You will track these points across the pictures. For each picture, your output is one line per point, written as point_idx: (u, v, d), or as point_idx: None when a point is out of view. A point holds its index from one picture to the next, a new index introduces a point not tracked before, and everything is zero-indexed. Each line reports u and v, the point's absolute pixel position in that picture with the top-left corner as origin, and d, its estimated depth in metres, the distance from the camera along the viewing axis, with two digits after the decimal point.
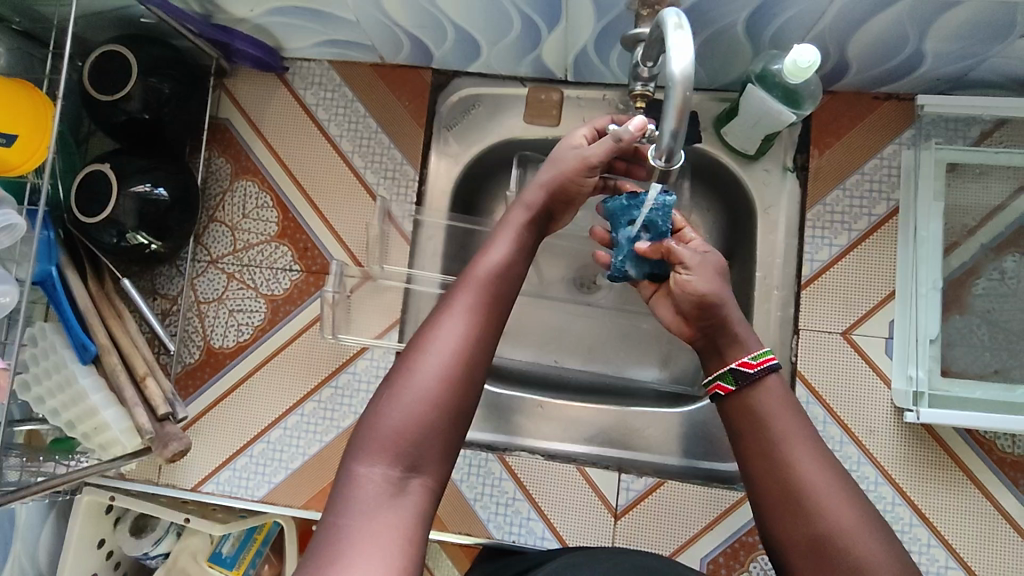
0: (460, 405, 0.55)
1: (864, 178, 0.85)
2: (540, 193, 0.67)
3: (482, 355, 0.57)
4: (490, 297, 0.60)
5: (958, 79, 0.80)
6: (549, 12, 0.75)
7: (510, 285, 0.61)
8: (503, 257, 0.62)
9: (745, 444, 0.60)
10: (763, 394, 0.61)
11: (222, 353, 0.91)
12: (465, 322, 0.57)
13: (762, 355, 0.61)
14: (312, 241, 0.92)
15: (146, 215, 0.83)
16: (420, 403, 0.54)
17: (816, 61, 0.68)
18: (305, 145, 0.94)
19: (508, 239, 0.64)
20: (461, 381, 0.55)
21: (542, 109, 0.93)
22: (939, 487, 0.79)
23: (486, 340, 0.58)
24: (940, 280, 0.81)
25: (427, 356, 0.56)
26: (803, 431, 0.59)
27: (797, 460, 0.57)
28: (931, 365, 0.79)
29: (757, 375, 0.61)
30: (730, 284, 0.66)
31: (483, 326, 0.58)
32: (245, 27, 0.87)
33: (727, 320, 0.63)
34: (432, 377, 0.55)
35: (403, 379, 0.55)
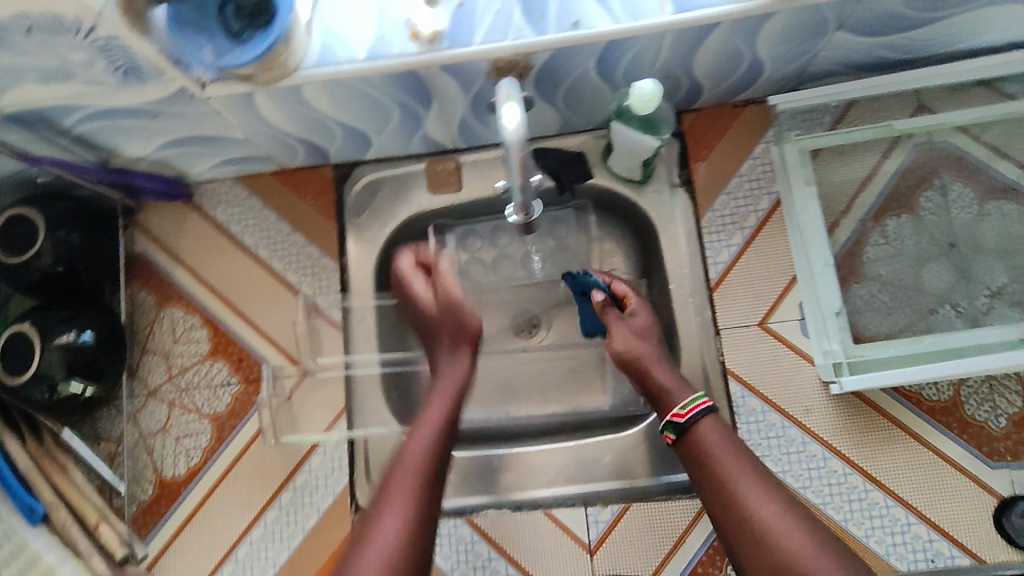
0: (412, 551, 0.63)
1: (743, 179, 0.92)
2: (453, 387, 0.77)
3: (423, 515, 0.66)
4: (424, 488, 0.68)
5: (801, 76, 0.88)
6: (420, 95, 0.80)
7: (443, 463, 0.71)
8: (426, 443, 0.70)
9: (706, 492, 0.66)
10: (706, 437, 0.69)
11: (175, 483, 0.90)
12: (410, 485, 0.67)
13: (689, 404, 0.71)
14: (245, 350, 0.94)
15: (75, 363, 0.84)
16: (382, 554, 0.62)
17: (656, 90, 0.75)
18: (222, 260, 0.97)
19: (427, 429, 0.72)
20: (418, 510, 0.66)
21: (442, 179, 0.99)
22: (883, 448, 0.83)
23: (430, 516, 0.67)
24: (830, 256, 0.87)
25: (377, 547, 0.63)
26: (750, 468, 0.65)
27: (744, 497, 0.63)
28: (843, 335, 0.84)
29: (690, 422, 0.70)
30: (655, 339, 0.80)
31: (429, 474, 0.69)
32: (143, 164, 0.91)
33: (649, 373, 0.77)
34: (382, 552, 0.62)
35: (366, 531, 0.64)
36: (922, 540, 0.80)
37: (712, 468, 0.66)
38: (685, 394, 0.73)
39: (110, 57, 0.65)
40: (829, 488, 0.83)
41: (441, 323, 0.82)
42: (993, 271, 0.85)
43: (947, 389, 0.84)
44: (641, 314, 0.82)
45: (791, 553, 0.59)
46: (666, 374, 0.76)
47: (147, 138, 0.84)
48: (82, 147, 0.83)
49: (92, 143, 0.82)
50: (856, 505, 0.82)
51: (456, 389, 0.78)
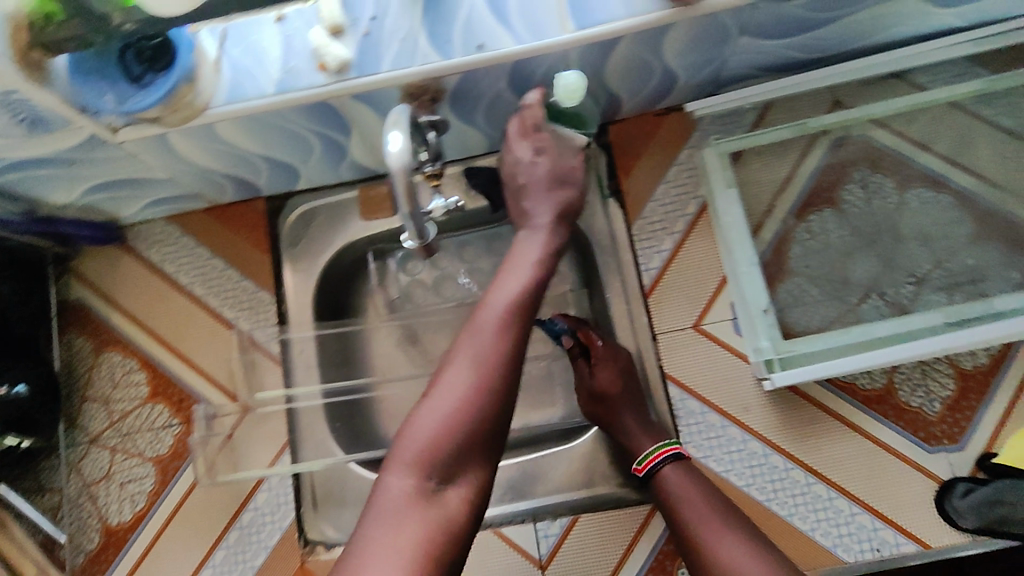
0: (492, 406, 0.60)
1: (669, 186, 0.93)
2: (541, 253, 0.71)
3: (501, 377, 0.61)
4: (509, 328, 0.63)
5: (716, 81, 0.89)
6: (338, 125, 0.81)
7: (534, 303, 0.66)
8: (518, 290, 0.66)
9: (674, 534, 0.75)
10: (668, 486, 0.77)
11: (121, 530, 0.89)
12: (498, 332, 0.63)
13: (644, 459, 0.79)
14: (185, 390, 0.93)
15: (9, 417, 0.83)
16: (454, 401, 0.60)
17: (580, 81, 0.78)
18: (159, 301, 0.96)
19: (519, 275, 0.67)
20: (506, 353, 0.62)
21: (376, 205, 0.99)
22: (821, 440, 0.84)
23: (513, 356, 0.62)
24: (756, 255, 0.88)
25: (441, 394, 0.60)
26: (710, 511, 0.73)
27: (709, 538, 0.71)
28: (772, 332, 0.85)
29: (649, 474, 0.79)
30: (621, 390, 0.84)
31: (520, 324, 0.64)
32: (70, 211, 0.90)
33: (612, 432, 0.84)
34: (444, 409, 0.59)
35: (441, 373, 0.62)
36: (867, 530, 0.81)
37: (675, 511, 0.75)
38: (644, 446, 0.81)
39: (13, 108, 0.65)
40: (772, 485, 0.83)
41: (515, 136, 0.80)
42: (916, 258, 0.87)
43: (881, 378, 0.85)
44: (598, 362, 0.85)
45: None
46: (631, 419, 0.82)
47: (69, 185, 0.83)
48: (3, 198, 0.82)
49: (12, 193, 0.82)
50: (800, 500, 0.82)
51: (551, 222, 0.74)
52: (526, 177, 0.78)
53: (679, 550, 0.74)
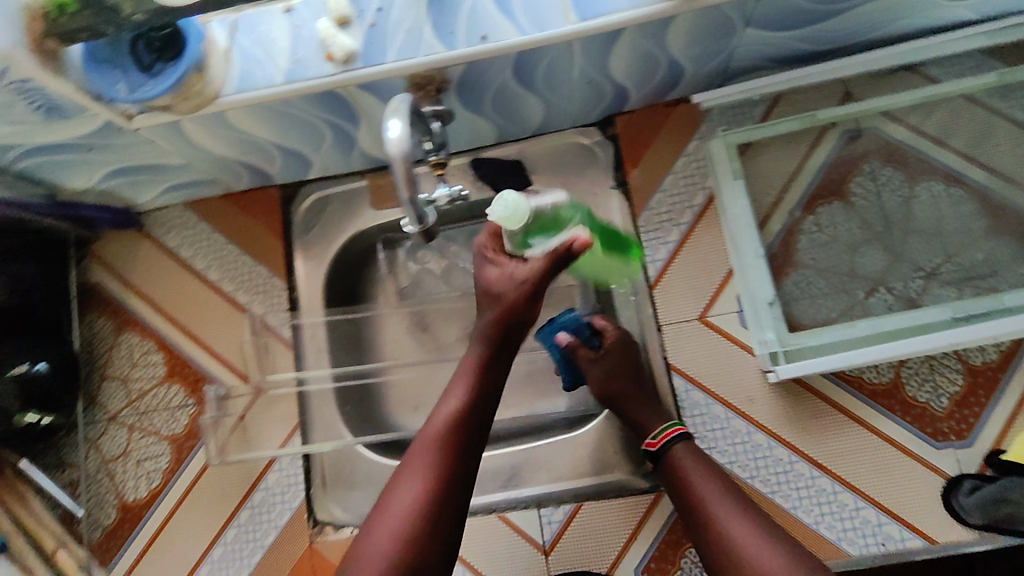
0: (426, 533, 0.64)
1: (677, 176, 0.93)
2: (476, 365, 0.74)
3: (435, 502, 0.65)
4: (441, 451, 0.68)
5: (724, 72, 0.89)
6: (347, 114, 0.83)
7: (470, 429, 0.70)
8: (452, 409, 0.70)
9: (685, 516, 0.72)
10: (683, 466, 0.74)
11: (137, 506, 0.92)
12: (425, 468, 0.67)
13: (659, 434, 0.78)
14: (200, 371, 0.96)
15: (30, 394, 0.86)
16: (389, 531, 0.64)
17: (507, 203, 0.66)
18: (175, 285, 0.99)
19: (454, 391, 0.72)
20: (439, 478, 0.66)
21: (385, 193, 1.01)
22: (825, 434, 0.83)
23: (448, 481, 0.67)
24: (762, 248, 0.87)
25: (383, 525, 0.65)
26: (725, 494, 0.70)
27: (725, 519, 0.68)
28: (777, 326, 0.85)
29: (662, 450, 0.77)
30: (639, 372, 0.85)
31: (452, 451, 0.68)
32: (91, 195, 0.93)
33: (629, 408, 0.82)
34: (386, 537, 0.64)
35: (380, 510, 0.66)
36: (872, 524, 0.80)
37: (688, 495, 0.72)
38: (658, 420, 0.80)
39: (29, 98, 0.67)
40: (776, 477, 0.83)
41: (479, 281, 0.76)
42: (926, 252, 0.86)
43: (887, 372, 0.84)
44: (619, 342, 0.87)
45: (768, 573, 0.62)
46: (644, 411, 0.82)
47: (89, 171, 0.86)
48: (27, 183, 0.85)
49: (35, 178, 0.85)
50: (804, 493, 0.82)
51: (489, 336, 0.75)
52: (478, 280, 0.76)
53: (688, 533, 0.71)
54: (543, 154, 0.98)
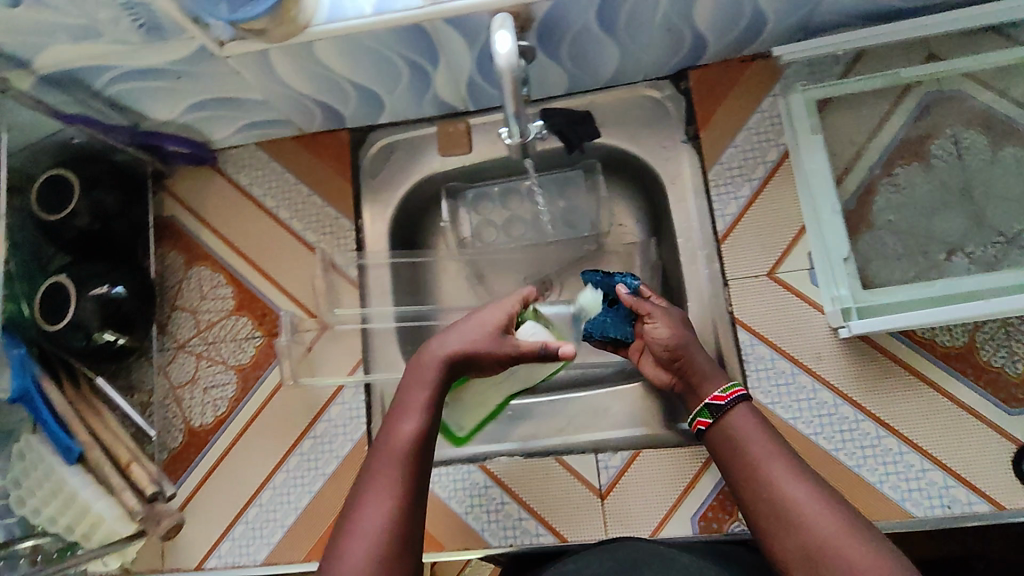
0: (402, 551, 0.57)
1: (750, 133, 0.92)
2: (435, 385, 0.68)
3: (410, 517, 0.59)
4: (408, 469, 0.61)
5: (807, 26, 0.87)
6: (428, 52, 0.83)
7: (429, 448, 0.64)
8: (415, 427, 0.64)
9: (730, 471, 0.68)
10: (737, 419, 0.70)
11: (203, 431, 0.95)
12: (392, 486, 0.60)
13: (729, 388, 0.72)
14: (267, 305, 0.98)
15: (108, 314, 0.88)
16: (363, 548, 0.56)
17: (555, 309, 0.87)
18: (245, 221, 1.01)
19: (416, 410, 0.66)
20: (408, 497, 0.60)
21: (454, 141, 1.02)
22: (893, 394, 0.82)
23: (416, 501, 0.60)
24: (839, 204, 0.86)
25: (357, 541, 0.56)
26: (778, 447, 0.66)
27: (775, 474, 0.64)
28: (852, 282, 0.83)
29: (729, 405, 0.71)
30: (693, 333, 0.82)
31: (418, 471, 0.62)
32: (172, 128, 0.95)
33: (691, 360, 0.77)
34: (362, 552, 0.55)
35: (345, 530, 0.58)
36: (938, 486, 0.79)
37: (740, 451, 0.67)
38: (719, 381, 0.74)
39: (133, 13, 0.69)
40: (840, 434, 0.82)
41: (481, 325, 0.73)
42: (1009, 217, 0.84)
43: (961, 335, 0.83)
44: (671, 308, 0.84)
45: (825, 530, 0.58)
46: (705, 359, 0.78)
47: (173, 101, 0.88)
48: (113, 110, 0.88)
49: (122, 105, 0.87)
50: (869, 451, 0.82)
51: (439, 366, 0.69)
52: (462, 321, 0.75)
53: (732, 491, 0.67)
54: (614, 107, 0.98)
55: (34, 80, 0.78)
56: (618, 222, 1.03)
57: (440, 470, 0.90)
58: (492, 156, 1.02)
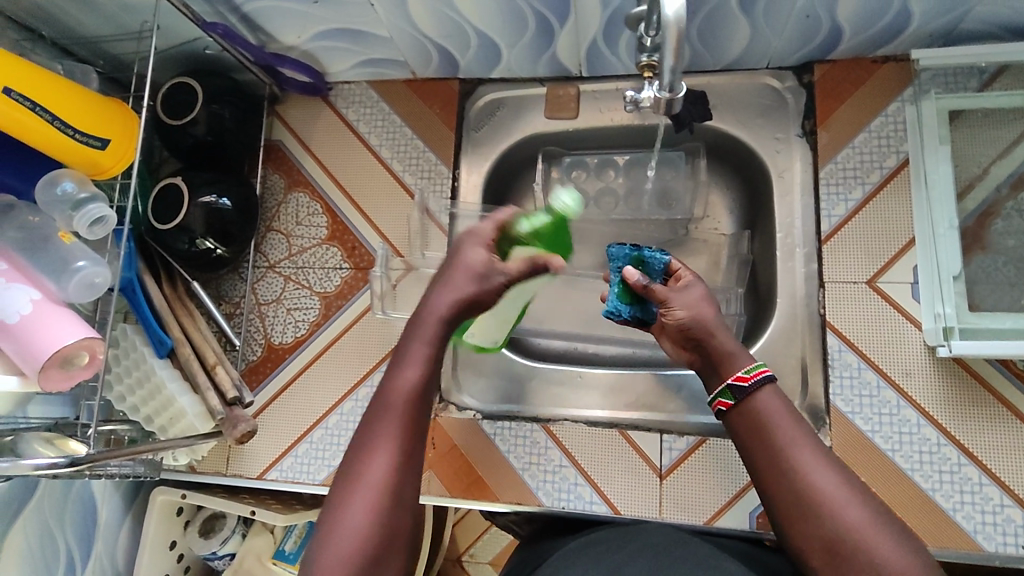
0: (404, 501, 0.57)
1: (871, 136, 0.89)
2: (439, 331, 0.65)
3: (414, 467, 0.59)
4: (413, 419, 0.61)
5: (951, 32, 0.84)
6: (559, 8, 0.82)
7: (430, 398, 0.63)
8: (419, 375, 0.62)
9: (750, 454, 0.64)
10: (763, 402, 0.65)
11: (281, 348, 0.99)
12: (395, 446, 0.59)
13: (755, 368, 0.67)
14: (358, 240, 1.01)
15: (213, 223, 0.92)
16: (364, 502, 0.56)
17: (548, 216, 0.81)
18: (347, 156, 1.04)
19: (420, 356, 0.63)
20: (410, 447, 0.59)
21: (561, 104, 1.01)
22: (981, 423, 0.79)
23: (419, 449, 0.60)
24: (957, 220, 0.81)
25: (359, 493, 0.56)
26: (806, 433, 0.63)
27: (804, 461, 0.61)
28: (959, 301, 0.79)
29: (752, 388, 0.66)
30: (716, 309, 0.74)
31: (422, 418, 0.61)
32: (294, 53, 0.98)
33: (709, 341, 0.70)
34: (366, 504, 0.56)
35: (348, 487, 0.57)
36: (1015, 525, 0.77)
37: (763, 435, 0.63)
38: (744, 361, 0.68)
39: None
40: (918, 456, 0.80)
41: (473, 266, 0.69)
42: None
43: None
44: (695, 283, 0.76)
45: (853, 526, 0.56)
46: (732, 339, 0.70)
47: (302, 26, 0.91)
48: (246, 27, 0.90)
49: (254, 23, 0.90)
50: (947, 477, 0.79)
51: (447, 309, 0.66)
52: (460, 257, 0.70)
53: (750, 476, 0.64)
54: (729, 91, 0.96)
55: None
56: (712, 210, 1.02)
57: (504, 423, 0.91)
58: (597, 125, 1.01)
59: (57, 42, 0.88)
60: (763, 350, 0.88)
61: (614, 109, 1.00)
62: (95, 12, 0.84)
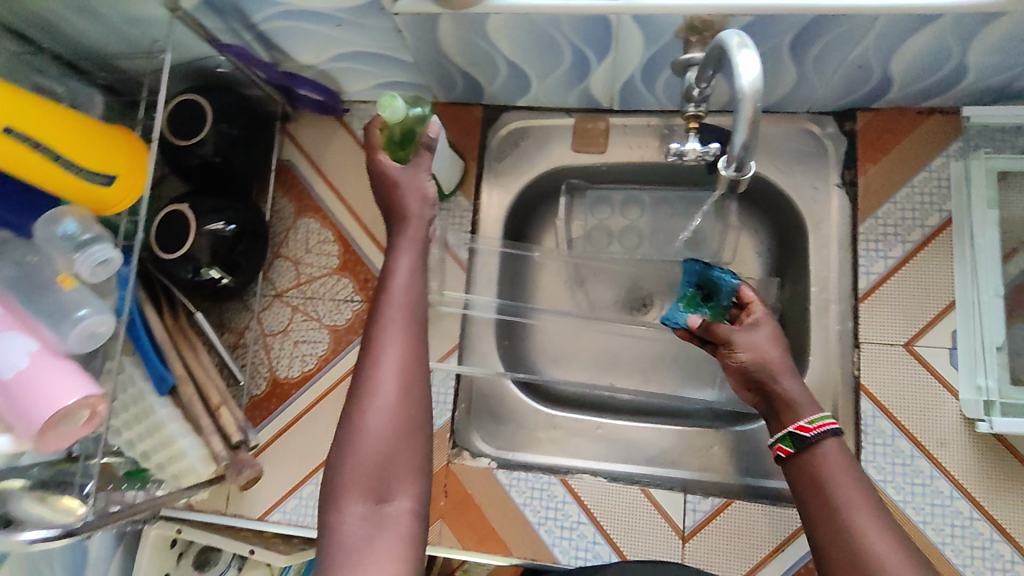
0: (413, 404, 0.62)
1: (914, 191, 0.85)
2: (412, 248, 0.70)
3: (419, 371, 0.63)
4: (410, 326, 0.65)
5: (1003, 90, 0.80)
6: (600, 45, 0.77)
7: (422, 305, 0.67)
8: (406, 288, 0.66)
9: (805, 506, 0.61)
10: (825, 456, 0.62)
11: (287, 383, 0.94)
12: (400, 363, 0.63)
13: (818, 420, 0.63)
14: (372, 272, 0.96)
15: (218, 251, 0.87)
16: (377, 406, 0.61)
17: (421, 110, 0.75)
18: (363, 182, 0.99)
19: (403, 268, 0.68)
20: (410, 349, 0.64)
21: (590, 138, 0.96)
22: (1016, 497, 0.77)
23: (420, 352, 0.64)
24: (1003, 285, 0.80)
25: (372, 399, 0.61)
26: (864, 492, 0.60)
27: (861, 521, 0.58)
28: (1002, 374, 0.78)
29: (813, 441, 0.63)
30: (783, 347, 0.71)
31: (416, 324, 0.65)
32: (310, 72, 0.92)
33: (772, 386, 0.68)
34: (380, 407, 0.61)
35: (359, 396, 0.61)
36: None
37: (821, 493, 0.60)
38: (810, 410, 0.65)
39: None
40: (950, 529, 0.78)
41: (410, 184, 0.72)
42: None
43: None
44: (762, 320, 0.73)
45: None
46: (796, 386, 0.67)
47: (320, 47, 0.85)
48: (261, 45, 0.85)
49: (271, 43, 0.84)
50: (978, 553, 0.77)
51: (413, 227, 0.71)
52: (397, 179, 0.72)
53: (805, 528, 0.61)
54: (766, 133, 0.92)
55: (197, 2, 0.75)
56: (741, 253, 0.97)
57: (520, 474, 0.87)
58: (627, 161, 0.96)
59: (59, 55, 0.81)
60: (810, 381, 0.86)
61: (644, 145, 0.96)
62: (100, 25, 0.78)
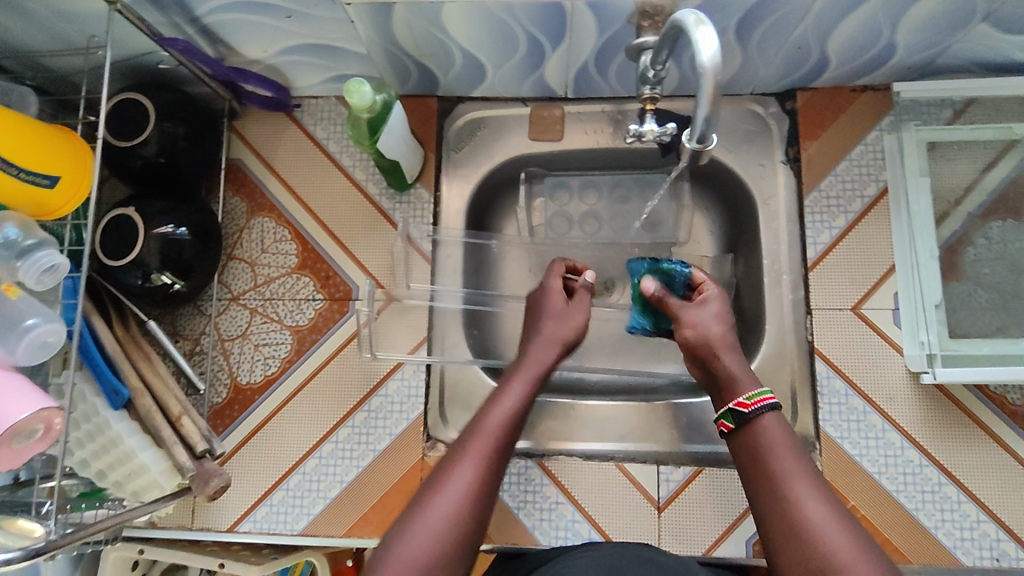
0: (476, 517, 0.60)
1: (852, 164, 0.91)
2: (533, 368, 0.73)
3: (492, 491, 0.62)
4: (500, 446, 0.64)
5: (927, 66, 0.86)
6: (554, 32, 0.79)
7: (516, 436, 0.67)
8: (511, 407, 0.67)
9: (747, 475, 0.64)
10: (764, 429, 0.64)
11: (250, 390, 0.91)
12: (484, 464, 0.62)
13: (756, 396, 0.65)
14: (333, 269, 0.94)
15: (169, 257, 0.83)
16: (445, 502, 0.59)
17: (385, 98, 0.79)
18: (320, 179, 0.96)
19: (516, 392, 0.69)
20: (494, 466, 0.63)
21: (546, 126, 0.98)
22: (959, 442, 0.83)
23: (499, 475, 0.63)
24: (937, 247, 0.86)
25: (439, 499, 0.59)
26: (803, 462, 0.61)
27: (798, 489, 0.60)
28: (940, 330, 0.84)
29: (752, 414, 0.64)
30: (730, 327, 0.73)
31: (506, 449, 0.65)
32: (258, 67, 0.90)
33: (712, 363, 0.70)
34: (444, 510, 0.59)
35: (430, 494, 0.60)
36: (990, 538, 0.80)
37: (760, 463, 0.62)
38: (749, 385, 0.67)
39: None
40: (902, 477, 0.83)
41: (552, 311, 0.80)
42: None
43: None
44: (712, 299, 0.75)
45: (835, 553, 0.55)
46: (736, 362, 0.69)
47: (268, 40, 0.83)
48: (206, 39, 0.82)
49: (216, 36, 0.81)
50: (929, 497, 0.82)
51: (546, 354, 0.75)
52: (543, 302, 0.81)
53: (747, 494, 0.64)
54: None
55: None
56: (697, 233, 1.00)
57: None
58: (583, 147, 0.98)
59: None
60: (759, 365, 0.89)
61: (599, 131, 0.98)
62: (30, 21, 0.73)
